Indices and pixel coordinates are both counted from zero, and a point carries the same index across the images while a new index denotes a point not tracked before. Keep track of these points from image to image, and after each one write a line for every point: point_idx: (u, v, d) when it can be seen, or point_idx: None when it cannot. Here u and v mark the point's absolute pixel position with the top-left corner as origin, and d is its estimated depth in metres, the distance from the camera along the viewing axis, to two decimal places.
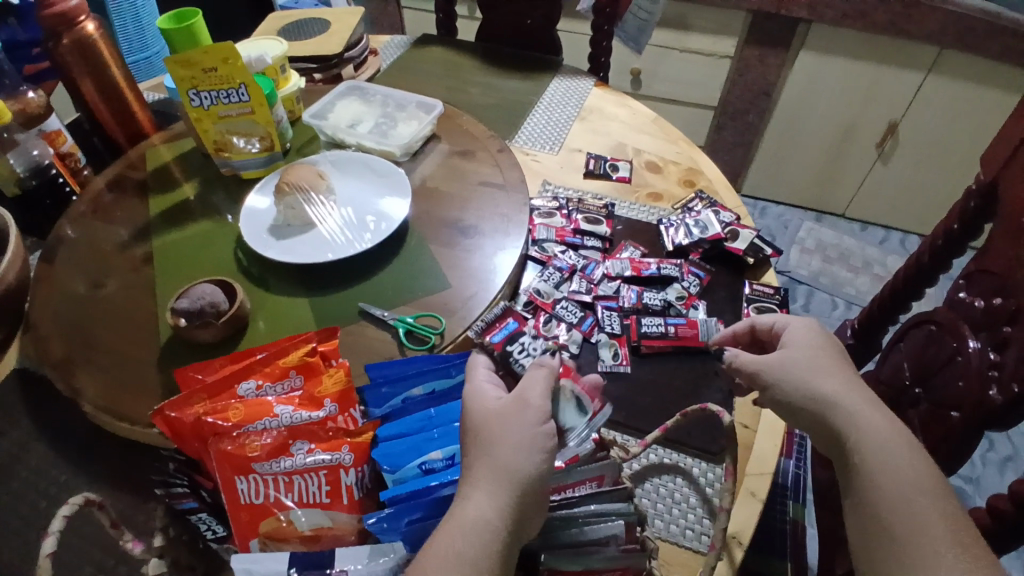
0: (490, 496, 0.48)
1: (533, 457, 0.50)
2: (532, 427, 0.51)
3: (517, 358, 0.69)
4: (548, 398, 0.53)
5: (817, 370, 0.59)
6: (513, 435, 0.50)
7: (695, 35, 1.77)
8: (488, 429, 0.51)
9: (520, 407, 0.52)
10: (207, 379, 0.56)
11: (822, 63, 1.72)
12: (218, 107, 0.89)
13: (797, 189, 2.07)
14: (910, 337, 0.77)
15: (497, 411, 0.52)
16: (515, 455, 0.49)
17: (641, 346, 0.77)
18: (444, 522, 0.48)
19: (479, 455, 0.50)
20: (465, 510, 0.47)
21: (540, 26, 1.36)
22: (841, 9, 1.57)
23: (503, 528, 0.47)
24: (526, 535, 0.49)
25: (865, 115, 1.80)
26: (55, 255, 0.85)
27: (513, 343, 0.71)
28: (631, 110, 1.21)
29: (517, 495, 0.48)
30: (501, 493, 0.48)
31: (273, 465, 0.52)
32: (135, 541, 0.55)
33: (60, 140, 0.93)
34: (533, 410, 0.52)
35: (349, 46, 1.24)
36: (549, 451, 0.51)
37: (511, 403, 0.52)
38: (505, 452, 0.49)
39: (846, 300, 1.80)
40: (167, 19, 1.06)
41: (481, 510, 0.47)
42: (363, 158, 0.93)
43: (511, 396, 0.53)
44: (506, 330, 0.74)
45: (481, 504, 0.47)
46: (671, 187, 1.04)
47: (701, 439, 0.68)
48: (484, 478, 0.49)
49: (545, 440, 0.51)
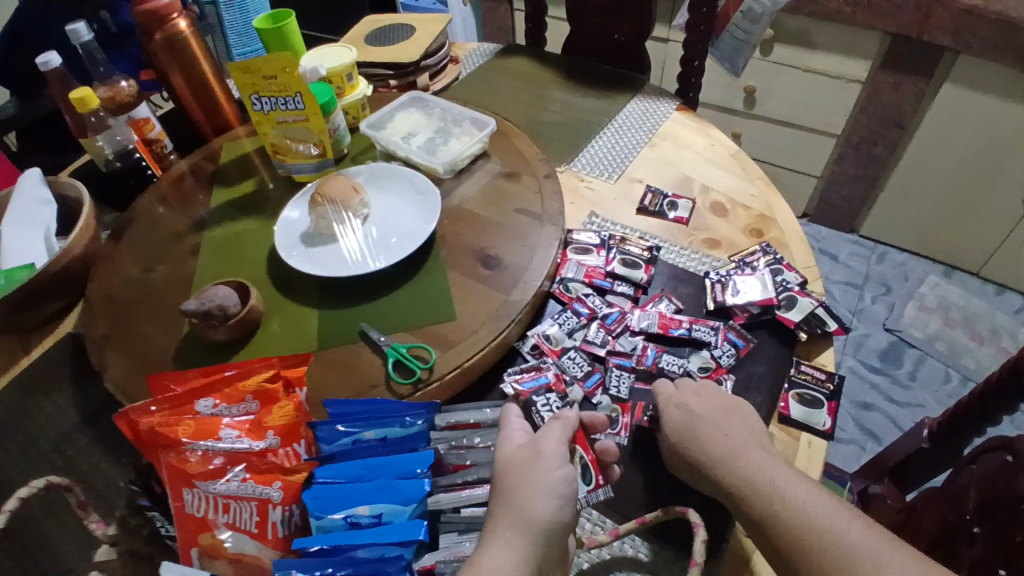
0: (511, 544, 0.48)
1: (550, 503, 0.50)
2: (548, 474, 0.51)
3: (540, 410, 0.68)
4: (565, 447, 0.53)
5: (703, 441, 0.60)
6: (533, 484, 0.50)
7: (821, 55, 1.56)
8: (509, 477, 0.51)
9: (538, 456, 0.52)
10: (177, 389, 0.59)
11: (966, 99, 1.46)
12: (277, 112, 0.93)
13: (928, 238, 1.77)
14: (984, 460, 0.65)
15: (516, 459, 0.52)
16: (535, 503, 0.49)
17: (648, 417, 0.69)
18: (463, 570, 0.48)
19: (500, 503, 0.50)
20: (488, 559, 0.47)
21: (629, 42, 1.27)
22: (994, 41, 1.33)
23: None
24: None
25: (1013, 164, 1.50)
26: (123, 235, 0.94)
27: (539, 395, 0.69)
28: (711, 139, 1.08)
29: (540, 543, 0.48)
30: (523, 541, 0.48)
31: (211, 485, 0.53)
32: (97, 523, 0.60)
33: (147, 128, 1.02)
34: (550, 458, 0.52)
35: (427, 54, 1.24)
36: (566, 497, 0.51)
37: (528, 451, 0.52)
38: (525, 500, 0.49)
39: (962, 375, 1.52)
40: (264, 17, 1.06)
41: (503, 559, 0.47)
42: (407, 174, 0.93)
43: (528, 443, 0.53)
44: (537, 380, 0.73)
45: (504, 553, 0.47)
46: (733, 234, 0.92)
47: (685, 541, 0.60)
48: (504, 526, 0.49)
49: (561, 487, 0.51)
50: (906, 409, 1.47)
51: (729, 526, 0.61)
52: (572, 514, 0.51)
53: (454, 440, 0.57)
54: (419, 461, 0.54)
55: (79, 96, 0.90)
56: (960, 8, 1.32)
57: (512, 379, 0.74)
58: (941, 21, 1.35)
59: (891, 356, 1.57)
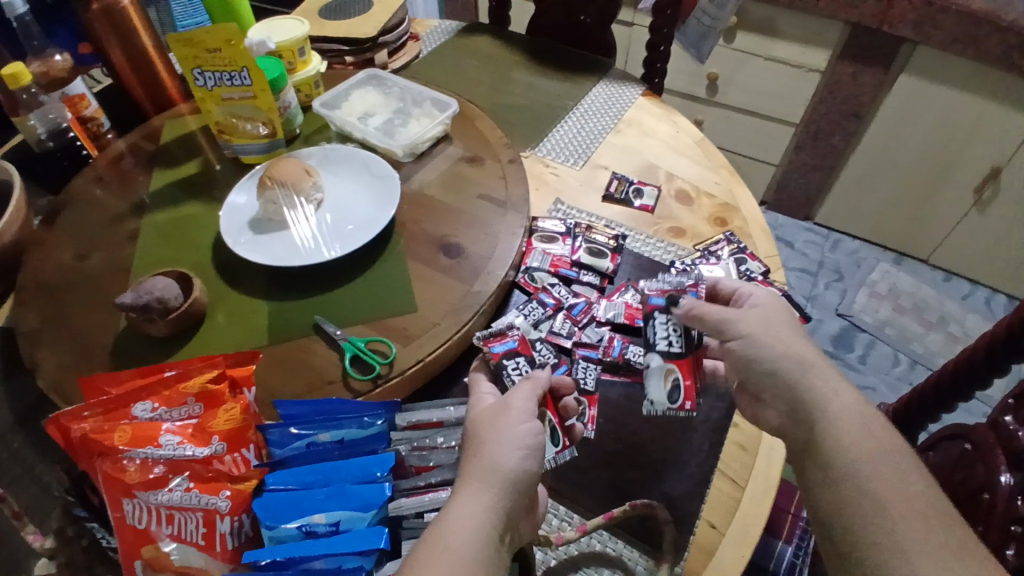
0: (479, 492, 0.46)
1: (513, 450, 0.49)
2: (513, 424, 0.51)
3: (510, 373, 0.65)
4: (533, 402, 0.54)
5: (770, 334, 0.58)
6: (500, 435, 0.50)
7: (784, 43, 1.57)
8: (478, 431, 0.51)
9: (505, 409, 0.52)
10: (112, 391, 0.54)
11: (922, 90, 1.50)
12: (221, 89, 0.86)
13: (879, 226, 1.84)
14: (944, 448, 0.74)
15: (485, 414, 0.52)
16: (500, 452, 0.49)
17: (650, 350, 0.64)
18: (432, 523, 0.46)
19: (469, 456, 0.50)
20: (454, 507, 0.46)
21: (595, 24, 1.25)
22: (952, 33, 1.36)
23: (493, 524, 0.45)
24: (516, 531, 0.49)
25: (965, 155, 1.56)
26: (56, 219, 0.86)
27: (509, 359, 0.66)
28: (676, 126, 1.07)
29: (507, 490, 0.47)
30: (489, 489, 0.47)
31: (152, 495, 0.49)
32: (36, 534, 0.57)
33: (82, 104, 0.95)
34: (519, 412, 0.52)
35: (386, 30, 1.18)
36: (533, 446, 0.50)
37: (496, 406, 0.53)
38: (489, 449, 0.49)
39: (911, 358, 1.59)
40: None
41: (470, 506, 0.46)
42: (362, 156, 0.88)
43: (498, 401, 0.54)
44: (509, 344, 0.67)
45: (468, 501, 0.46)
46: (697, 223, 0.91)
47: (652, 535, 0.60)
48: (471, 476, 0.48)
49: (528, 437, 0.50)
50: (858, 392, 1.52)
51: (694, 518, 0.61)
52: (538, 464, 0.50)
53: (416, 441, 0.54)
54: (379, 465, 0.52)
55: (11, 71, 0.84)
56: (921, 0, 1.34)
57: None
58: (901, 12, 1.37)
59: (844, 340, 1.62)
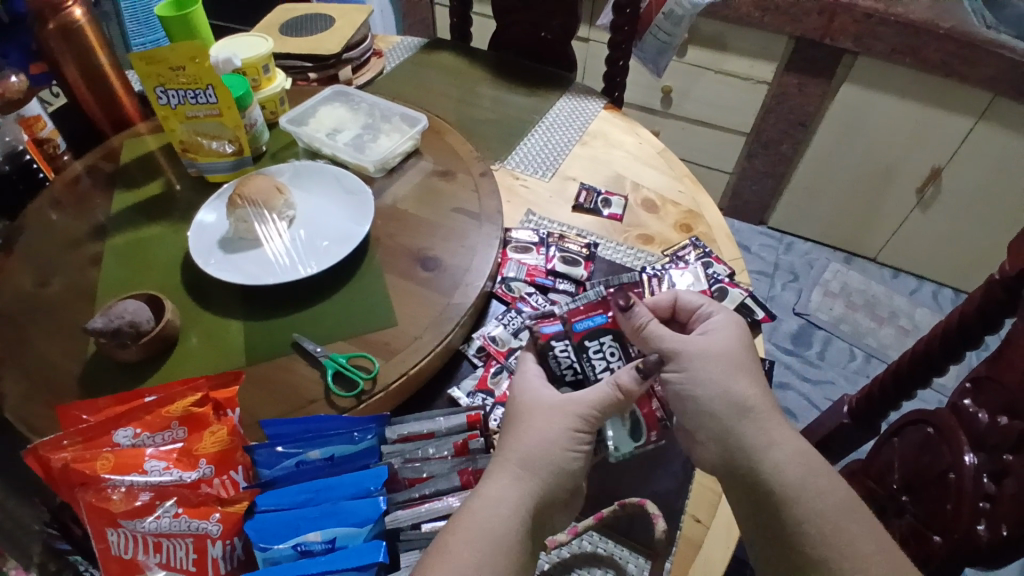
0: (518, 480, 0.51)
1: (563, 453, 0.53)
2: (568, 425, 0.54)
3: (558, 356, 0.62)
4: (599, 412, 0.55)
5: (713, 367, 0.58)
6: (553, 432, 0.53)
7: (734, 57, 1.65)
8: (534, 421, 0.55)
9: (566, 407, 0.55)
10: (89, 420, 0.55)
11: (865, 98, 1.60)
12: (186, 106, 0.85)
13: (828, 228, 1.94)
14: (907, 434, 0.79)
15: (545, 408, 0.55)
16: (547, 449, 0.53)
17: (569, 376, 0.61)
18: (464, 506, 0.50)
19: (517, 443, 0.54)
20: (490, 491, 0.50)
21: (556, 39, 1.28)
22: (891, 43, 1.46)
23: (525, 516, 0.50)
24: (544, 526, 0.53)
25: (908, 157, 1.67)
26: (13, 244, 0.83)
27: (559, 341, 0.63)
28: (638, 137, 1.11)
29: (545, 486, 0.52)
30: (530, 482, 0.51)
31: (139, 524, 0.50)
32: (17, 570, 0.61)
33: (38, 126, 0.92)
34: (580, 419, 0.54)
35: (349, 47, 1.18)
36: (581, 450, 0.54)
37: (560, 402, 0.55)
38: (539, 443, 0.53)
39: (866, 352, 1.67)
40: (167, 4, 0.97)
41: (507, 495, 0.50)
42: (333, 171, 0.88)
43: (561, 398, 0.56)
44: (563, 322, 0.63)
45: (507, 489, 0.50)
46: (664, 230, 0.94)
47: (641, 532, 0.62)
48: (516, 464, 0.52)
49: (577, 443, 0.54)
50: (818, 387, 1.59)
51: (681, 515, 0.63)
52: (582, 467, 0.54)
53: (408, 453, 0.56)
54: (373, 479, 0.53)
55: None
56: (860, 13, 1.43)
57: (466, 388, 0.71)
58: (842, 25, 1.47)
59: (803, 338, 1.70)
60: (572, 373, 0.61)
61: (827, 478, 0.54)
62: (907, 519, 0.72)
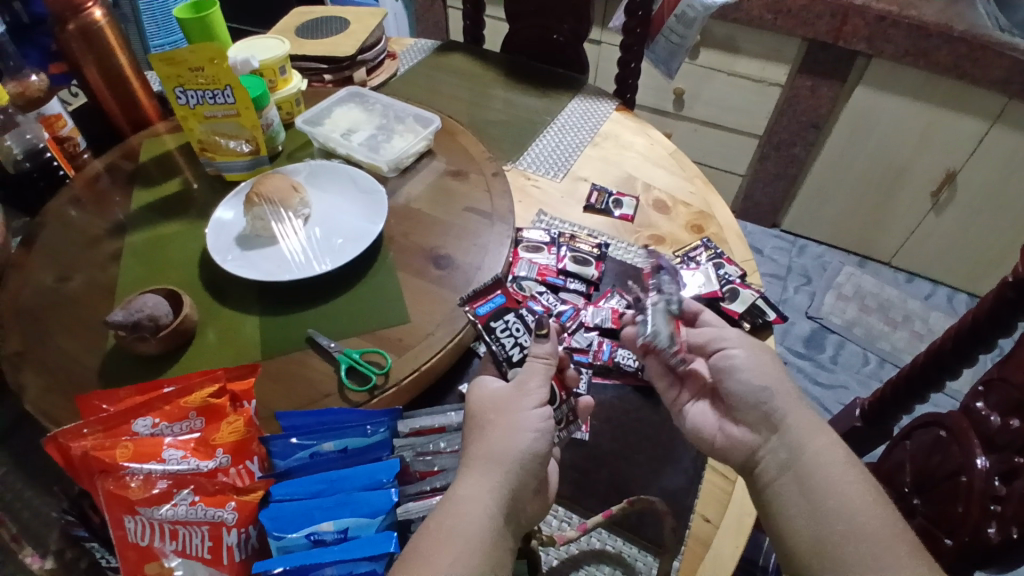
0: (485, 474, 0.50)
1: (523, 436, 0.52)
2: (523, 411, 0.54)
3: (501, 335, 0.61)
4: (545, 384, 0.56)
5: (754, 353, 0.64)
6: (507, 419, 0.53)
7: (746, 59, 1.65)
8: (486, 417, 0.54)
9: (516, 394, 0.55)
10: (109, 409, 0.57)
11: (879, 100, 1.59)
12: (204, 106, 0.86)
13: (841, 231, 1.93)
14: (918, 436, 0.78)
15: (495, 399, 0.55)
16: (512, 435, 0.52)
17: (516, 353, 0.60)
18: (437, 507, 0.50)
19: (474, 441, 0.53)
20: (461, 491, 0.50)
21: (568, 42, 1.28)
22: (904, 45, 1.44)
23: (497, 508, 0.49)
24: (522, 513, 0.53)
25: (921, 160, 1.65)
26: (35, 241, 0.85)
27: (499, 319, 0.63)
28: (649, 138, 1.11)
29: (513, 470, 0.51)
30: (495, 474, 0.50)
31: (158, 512, 0.51)
32: (34, 556, 0.63)
33: (59, 124, 0.94)
34: (532, 394, 0.55)
35: (363, 49, 1.19)
36: (542, 429, 0.54)
37: (510, 390, 0.55)
38: (495, 435, 0.52)
39: (879, 356, 1.66)
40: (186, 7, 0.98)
41: (477, 490, 0.49)
42: (349, 171, 0.89)
43: (510, 385, 0.56)
44: (493, 302, 0.64)
45: (473, 484, 0.50)
46: (675, 230, 0.94)
47: (651, 528, 0.62)
48: (478, 460, 0.51)
49: (537, 421, 0.54)
50: (831, 391, 1.58)
51: (690, 513, 0.63)
52: (546, 446, 0.54)
53: (420, 447, 0.57)
54: (385, 471, 0.54)
55: None
56: (873, 16, 1.42)
57: None
58: (854, 28, 1.46)
59: (815, 342, 1.69)
60: (518, 351, 0.61)
61: (844, 471, 0.55)
62: (918, 520, 0.72)
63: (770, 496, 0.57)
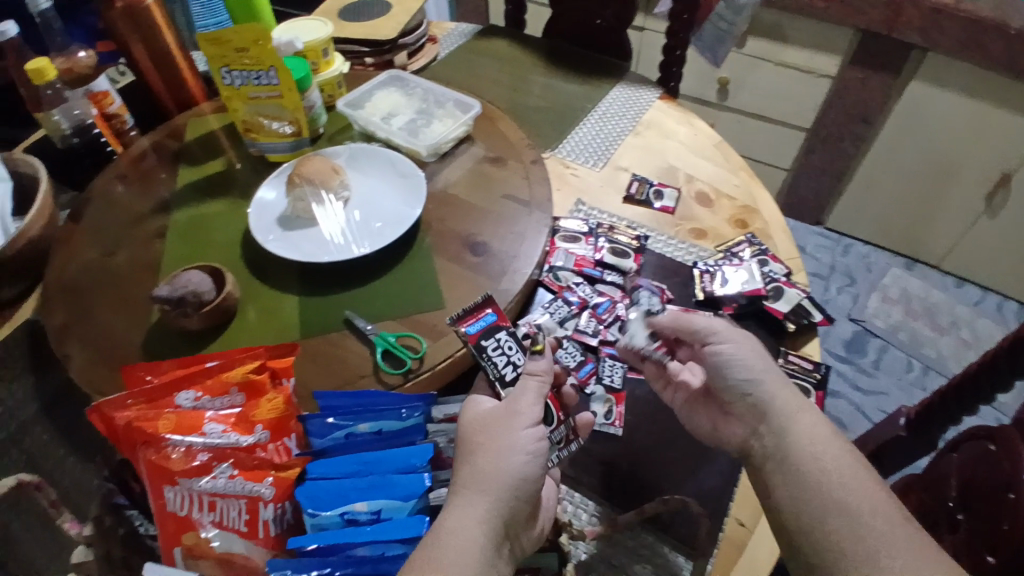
0: (474, 499, 0.49)
1: (514, 459, 0.52)
2: (515, 432, 0.53)
3: (492, 354, 0.62)
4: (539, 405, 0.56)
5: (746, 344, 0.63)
6: (498, 442, 0.52)
7: (794, 49, 1.59)
8: (476, 440, 0.53)
9: (510, 415, 0.54)
10: (154, 380, 0.59)
11: (932, 96, 1.51)
12: (248, 87, 0.87)
13: (888, 230, 1.85)
14: (966, 448, 0.75)
15: (485, 419, 0.54)
16: (503, 458, 0.51)
17: (508, 372, 0.61)
18: (423, 536, 0.48)
19: (464, 466, 0.52)
20: (452, 517, 0.49)
21: (611, 27, 1.25)
22: (961, 38, 1.37)
23: (487, 534, 0.48)
24: (515, 540, 0.51)
25: (974, 160, 1.57)
26: (81, 216, 0.88)
27: (490, 337, 0.63)
28: (693, 127, 1.08)
29: (505, 494, 0.50)
30: (486, 499, 0.49)
31: (198, 483, 0.53)
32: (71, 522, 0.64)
33: (106, 101, 0.95)
34: (523, 415, 0.54)
35: (405, 32, 1.19)
36: (534, 452, 0.53)
37: (503, 410, 0.54)
38: (484, 458, 0.51)
39: (923, 364, 1.59)
40: None
41: (465, 520, 0.48)
42: (388, 155, 0.89)
43: (500, 404, 0.55)
44: (484, 321, 0.64)
45: (460, 513, 0.49)
46: (718, 225, 0.91)
47: (683, 528, 0.60)
48: (468, 486, 0.50)
49: (530, 443, 0.53)
50: (871, 397, 1.53)
51: (722, 515, 0.61)
52: (538, 470, 0.53)
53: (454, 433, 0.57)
54: (419, 455, 0.54)
55: (35, 67, 0.84)
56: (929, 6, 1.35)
57: None
58: (910, 18, 1.39)
59: (856, 346, 1.63)
60: (511, 370, 0.61)
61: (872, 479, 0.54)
62: (961, 536, 0.68)
63: (759, 485, 0.56)
